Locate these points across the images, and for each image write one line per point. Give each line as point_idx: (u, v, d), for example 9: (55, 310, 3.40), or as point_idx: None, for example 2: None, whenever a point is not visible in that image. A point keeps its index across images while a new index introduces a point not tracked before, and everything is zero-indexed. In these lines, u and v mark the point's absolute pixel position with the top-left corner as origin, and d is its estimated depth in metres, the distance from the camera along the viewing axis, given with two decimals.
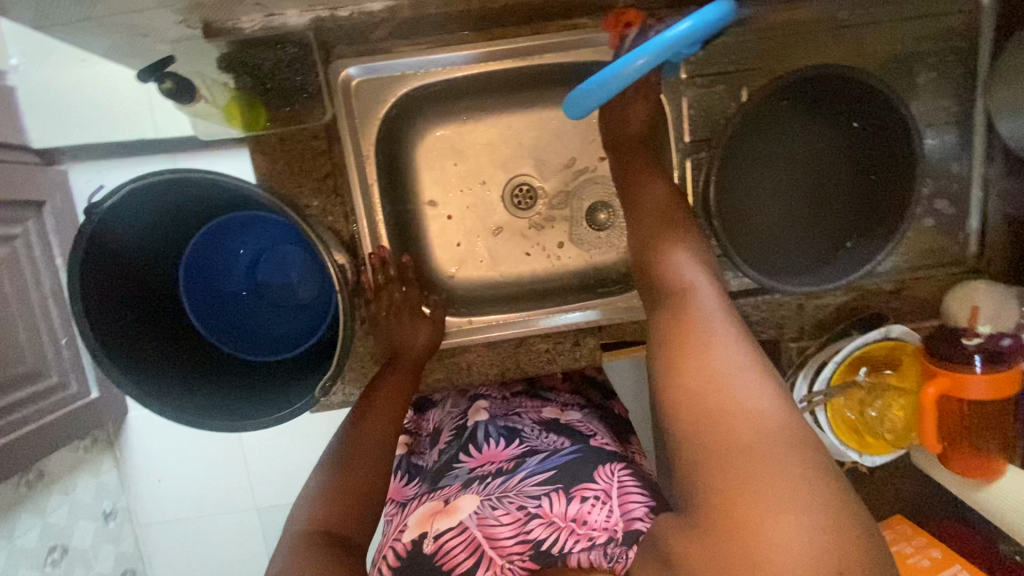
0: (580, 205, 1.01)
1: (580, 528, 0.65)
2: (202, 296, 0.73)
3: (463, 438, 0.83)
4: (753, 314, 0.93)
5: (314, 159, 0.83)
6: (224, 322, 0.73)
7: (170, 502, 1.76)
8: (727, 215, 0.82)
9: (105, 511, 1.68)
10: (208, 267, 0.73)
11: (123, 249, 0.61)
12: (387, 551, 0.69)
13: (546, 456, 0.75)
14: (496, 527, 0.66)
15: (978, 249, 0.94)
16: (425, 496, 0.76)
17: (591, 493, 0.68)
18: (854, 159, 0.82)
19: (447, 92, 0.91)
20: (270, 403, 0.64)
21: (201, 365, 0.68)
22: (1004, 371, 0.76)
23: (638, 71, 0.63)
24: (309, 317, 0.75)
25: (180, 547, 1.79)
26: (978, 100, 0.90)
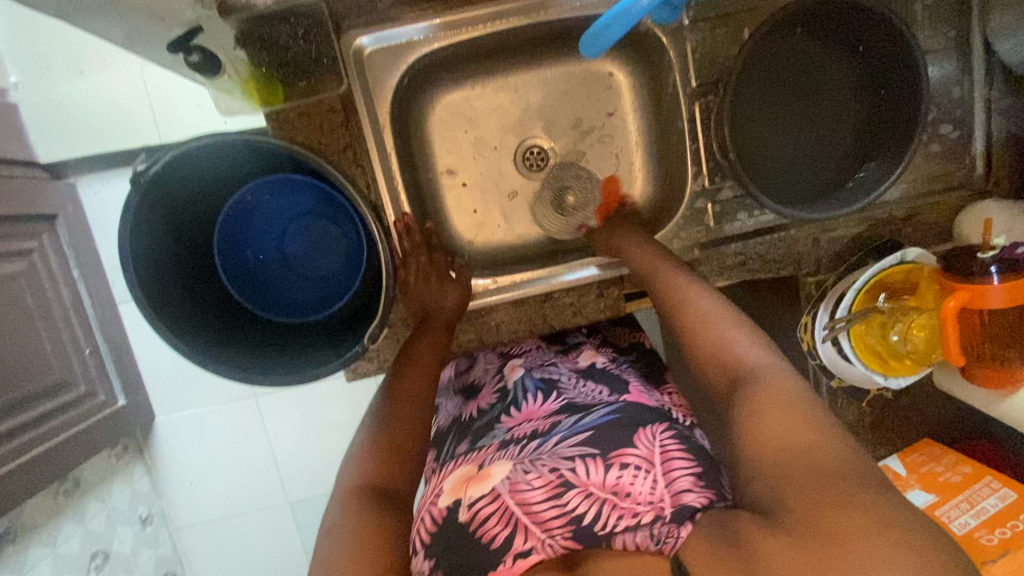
0: (591, 161, 1.03)
1: (624, 502, 0.63)
2: (231, 265, 0.73)
3: (500, 398, 0.85)
4: (771, 252, 0.96)
5: (332, 131, 0.84)
6: (255, 290, 0.74)
7: (203, 504, 1.78)
8: (741, 153, 0.84)
9: (141, 517, 1.71)
10: (237, 236, 0.73)
11: (169, 220, 0.63)
12: (424, 516, 0.72)
13: (581, 418, 0.73)
14: (529, 492, 0.65)
15: (984, 171, 0.96)
16: (459, 460, 0.77)
17: (631, 462, 0.65)
18: (864, 90, 0.84)
19: (454, 59, 0.93)
20: (318, 360, 0.65)
21: (249, 334, 0.69)
22: (1021, 278, 0.78)
23: (647, 7, 0.65)
24: (336, 282, 0.75)
25: (217, 547, 1.82)
26: (975, 24, 0.92)
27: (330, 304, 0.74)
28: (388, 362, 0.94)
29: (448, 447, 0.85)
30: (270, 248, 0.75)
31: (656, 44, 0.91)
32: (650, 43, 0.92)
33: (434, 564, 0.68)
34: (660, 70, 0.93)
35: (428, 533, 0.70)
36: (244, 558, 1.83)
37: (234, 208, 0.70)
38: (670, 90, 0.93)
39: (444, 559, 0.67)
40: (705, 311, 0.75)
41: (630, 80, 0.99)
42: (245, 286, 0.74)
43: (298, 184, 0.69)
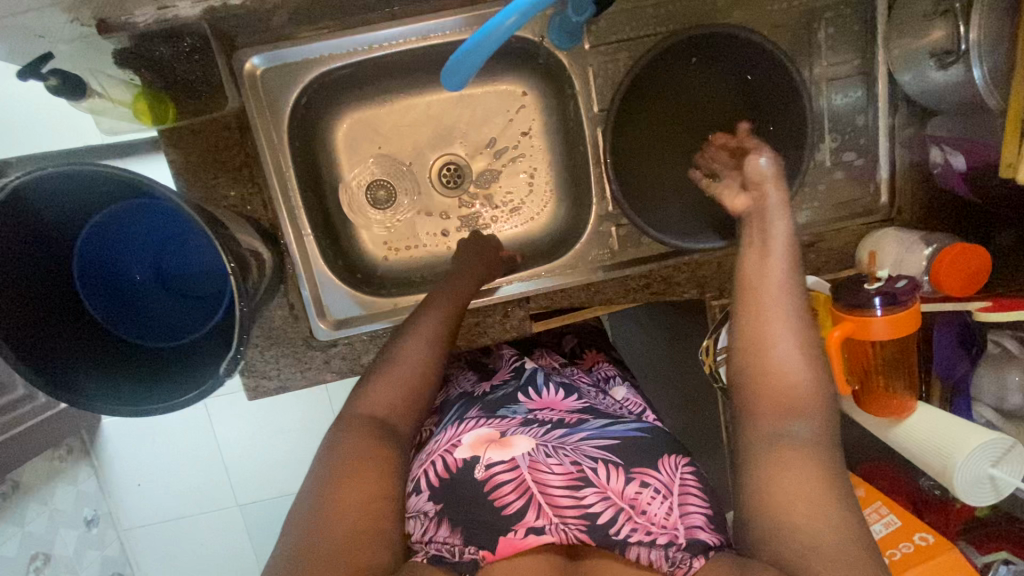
0: (505, 179, 1.03)
1: (639, 517, 0.60)
2: (97, 285, 0.73)
3: (522, 380, 0.83)
4: (675, 275, 0.97)
5: (227, 149, 0.85)
6: (121, 311, 0.74)
7: (151, 507, 1.63)
8: (626, 177, 0.87)
9: (86, 519, 1.56)
10: (102, 255, 0.72)
11: (18, 240, 0.61)
12: (437, 460, 0.66)
13: (607, 424, 0.71)
14: (547, 474, 0.62)
15: (888, 199, 0.98)
16: (478, 419, 0.72)
17: (652, 483, 0.63)
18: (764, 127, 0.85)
19: (360, 76, 0.92)
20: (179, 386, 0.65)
21: (115, 354, 0.69)
22: (902, 312, 0.80)
23: (510, 31, 0.63)
24: (204, 307, 0.76)
25: (168, 555, 1.68)
26: (878, 53, 0.92)
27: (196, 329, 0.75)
28: (290, 380, 0.94)
29: (455, 411, 0.78)
30: (141, 269, 0.75)
31: (560, 67, 0.90)
32: (556, 65, 0.92)
33: (439, 513, 0.62)
34: (567, 93, 0.93)
35: (438, 478, 0.64)
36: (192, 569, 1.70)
37: (95, 229, 0.70)
38: (576, 113, 0.92)
39: (449, 515, 0.62)
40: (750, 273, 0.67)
41: (541, 101, 0.99)
42: (108, 308, 0.72)
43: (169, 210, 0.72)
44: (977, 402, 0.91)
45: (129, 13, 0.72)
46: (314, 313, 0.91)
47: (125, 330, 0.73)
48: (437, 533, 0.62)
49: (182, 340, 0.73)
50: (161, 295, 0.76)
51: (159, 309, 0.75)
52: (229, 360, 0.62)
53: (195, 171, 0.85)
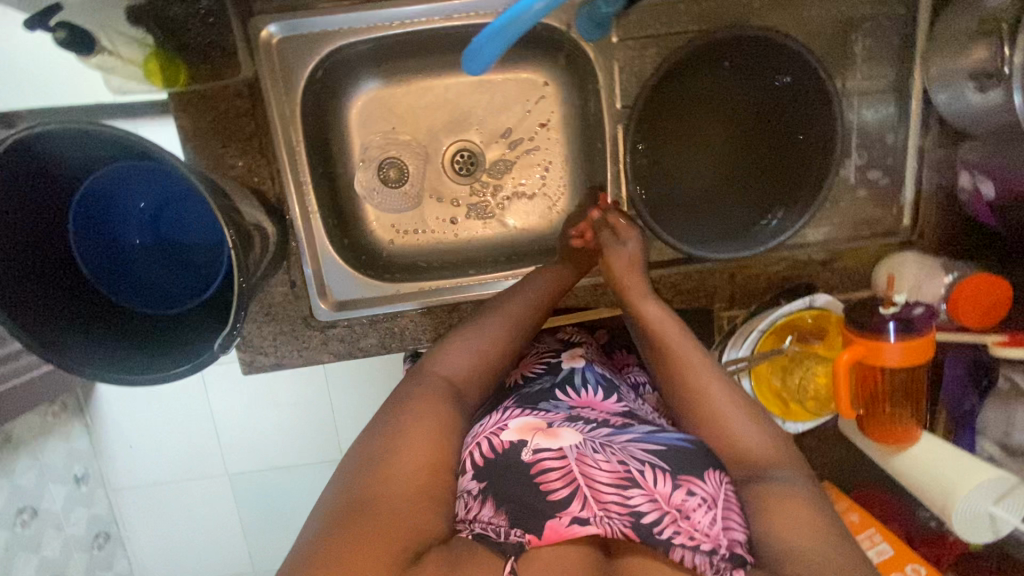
0: (519, 171, 1.00)
1: (684, 522, 0.58)
2: (95, 248, 0.71)
3: (559, 377, 0.81)
4: (684, 282, 0.95)
5: (237, 118, 0.82)
6: (118, 276, 0.72)
7: (143, 469, 1.57)
8: (646, 182, 0.84)
9: (76, 476, 1.50)
10: (98, 215, 0.70)
11: (14, 193, 0.59)
12: (482, 441, 0.67)
13: (653, 429, 0.70)
14: (595, 469, 0.61)
15: (911, 222, 0.94)
16: (520, 409, 0.73)
17: (698, 492, 0.60)
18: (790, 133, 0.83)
19: (378, 53, 0.89)
20: (173, 356, 0.64)
21: (109, 317, 0.68)
22: (916, 339, 0.78)
23: (538, 16, 0.60)
24: (203, 274, 0.74)
25: (159, 522, 1.62)
26: (915, 70, 0.89)
27: (196, 296, 0.73)
28: (287, 358, 0.93)
29: (490, 403, 0.79)
30: (135, 233, 0.73)
31: (585, 59, 0.88)
32: (581, 57, 0.89)
33: (482, 493, 0.63)
34: (590, 86, 0.90)
35: (482, 458, 0.65)
36: (180, 538, 1.64)
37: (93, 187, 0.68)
38: (597, 108, 0.90)
39: (492, 495, 0.62)
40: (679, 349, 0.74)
41: (562, 93, 0.96)
42: (99, 269, 0.71)
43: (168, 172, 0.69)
44: (981, 436, 0.89)
45: None
46: (316, 294, 0.91)
47: (116, 294, 0.71)
48: (482, 512, 0.62)
49: (177, 307, 0.73)
50: (155, 261, 0.74)
51: (152, 274, 0.74)
52: (225, 336, 0.61)
53: (204, 138, 0.82)
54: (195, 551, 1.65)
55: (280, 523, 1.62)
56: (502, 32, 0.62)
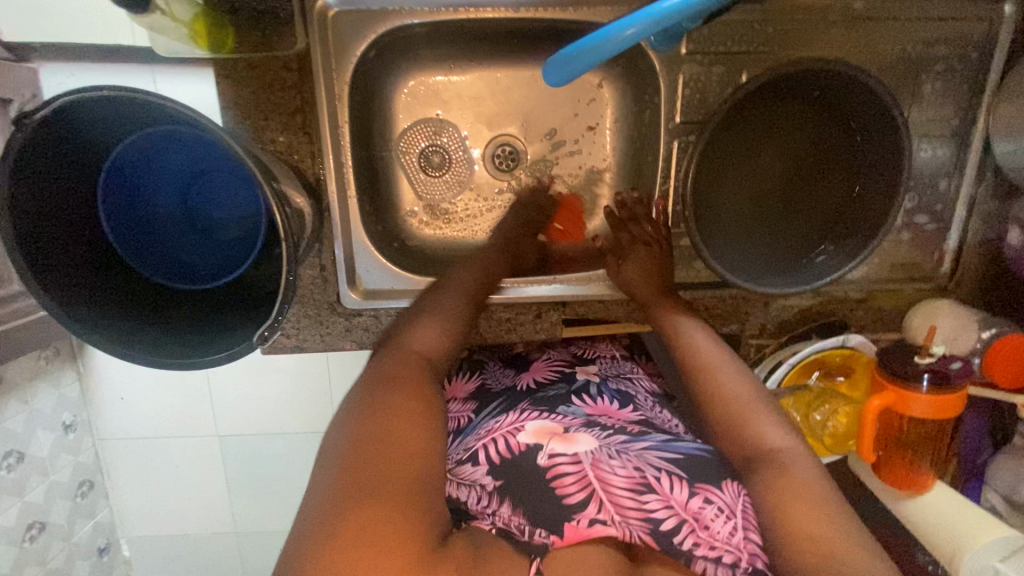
0: (562, 173, 0.97)
1: (703, 533, 0.57)
2: (122, 216, 0.65)
3: (574, 386, 0.80)
4: (717, 307, 0.94)
5: (282, 91, 0.79)
6: (144, 247, 0.67)
7: (136, 421, 1.48)
8: (700, 204, 0.81)
9: (65, 423, 1.40)
10: (130, 178, 0.65)
11: (47, 150, 0.55)
12: (497, 441, 0.66)
13: (669, 439, 0.68)
14: (611, 475, 0.59)
15: (950, 269, 0.94)
16: (535, 411, 0.72)
17: (716, 501, 0.59)
18: (846, 172, 0.81)
19: (435, 36, 0.85)
20: (202, 340, 0.61)
21: (136, 288, 0.65)
22: (950, 394, 0.78)
23: (629, 41, 0.60)
24: (233, 252, 0.70)
25: (147, 476, 1.54)
26: (980, 118, 0.87)
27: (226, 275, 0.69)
28: (307, 341, 0.90)
29: (498, 404, 0.76)
30: (167, 201, 0.68)
31: (649, 68, 0.85)
32: (643, 65, 0.86)
33: (498, 490, 0.61)
34: (649, 96, 0.87)
35: (498, 457, 0.64)
36: (169, 490, 1.55)
37: (127, 149, 0.63)
38: (654, 118, 0.87)
39: (508, 491, 0.60)
40: (711, 360, 0.77)
41: (616, 99, 0.93)
42: (127, 235, 0.66)
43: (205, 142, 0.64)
44: (988, 487, 0.91)
45: None
46: (345, 281, 0.87)
47: (145, 265, 0.67)
48: (500, 508, 0.60)
49: (207, 285, 0.69)
50: (188, 233, 0.70)
51: (183, 245, 0.69)
52: (268, 327, 0.58)
53: (245, 108, 0.79)
54: (178, 505, 1.57)
55: (270, 493, 1.55)
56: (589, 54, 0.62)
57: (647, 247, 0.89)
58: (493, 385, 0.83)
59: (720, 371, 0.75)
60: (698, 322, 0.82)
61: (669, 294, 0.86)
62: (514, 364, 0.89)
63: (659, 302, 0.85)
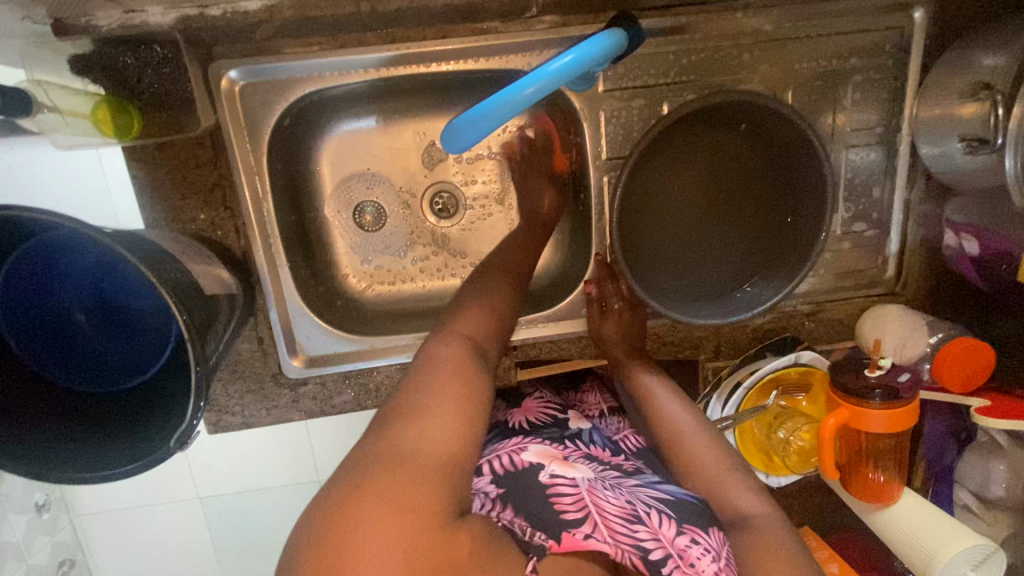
0: (499, 212, 0.96)
1: (688, 568, 0.56)
2: (28, 322, 0.63)
3: (567, 430, 0.78)
4: (669, 334, 0.94)
5: (198, 168, 0.78)
6: (54, 350, 0.64)
7: (112, 493, 1.40)
8: (630, 240, 0.80)
9: (37, 504, 1.32)
10: (33, 283, 0.62)
11: None
12: (502, 455, 0.67)
13: (658, 482, 0.69)
14: (605, 501, 0.59)
15: (895, 273, 0.94)
16: (535, 437, 0.73)
17: (701, 542, 0.59)
18: (770, 201, 0.81)
19: (353, 95, 0.84)
20: (102, 449, 0.59)
21: (23, 391, 0.61)
22: (901, 409, 0.77)
23: (528, 101, 0.60)
24: (147, 346, 0.67)
25: (128, 550, 1.45)
26: (904, 123, 0.88)
27: (140, 372, 0.66)
28: (254, 417, 0.88)
29: (492, 439, 0.76)
30: (76, 296, 0.65)
31: (570, 107, 0.85)
32: (566, 104, 0.86)
33: (501, 496, 0.61)
34: (574, 135, 0.87)
35: (502, 469, 0.65)
36: (154, 562, 1.48)
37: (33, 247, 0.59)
38: (582, 155, 0.87)
39: (511, 498, 0.60)
40: (670, 412, 0.77)
41: (544, 139, 0.92)
42: (33, 341, 0.63)
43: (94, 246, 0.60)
44: (959, 486, 0.90)
45: (90, 14, 0.67)
46: (285, 351, 0.85)
47: (40, 359, 0.63)
48: (502, 511, 0.58)
49: (122, 385, 0.66)
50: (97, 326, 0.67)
51: (91, 340, 0.67)
52: (181, 431, 0.56)
53: (160, 189, 0.77)
54: None
55: (257, 557, 1.47)
56: (484, 118, 0.61)
57: (598, 305, 0.88)
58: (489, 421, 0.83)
59: (677, 423, 0.76)
60: (656, 376, 0.82)
61: (624, 345, 0.87)
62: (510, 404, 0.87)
63: (614, 358, 0.87)
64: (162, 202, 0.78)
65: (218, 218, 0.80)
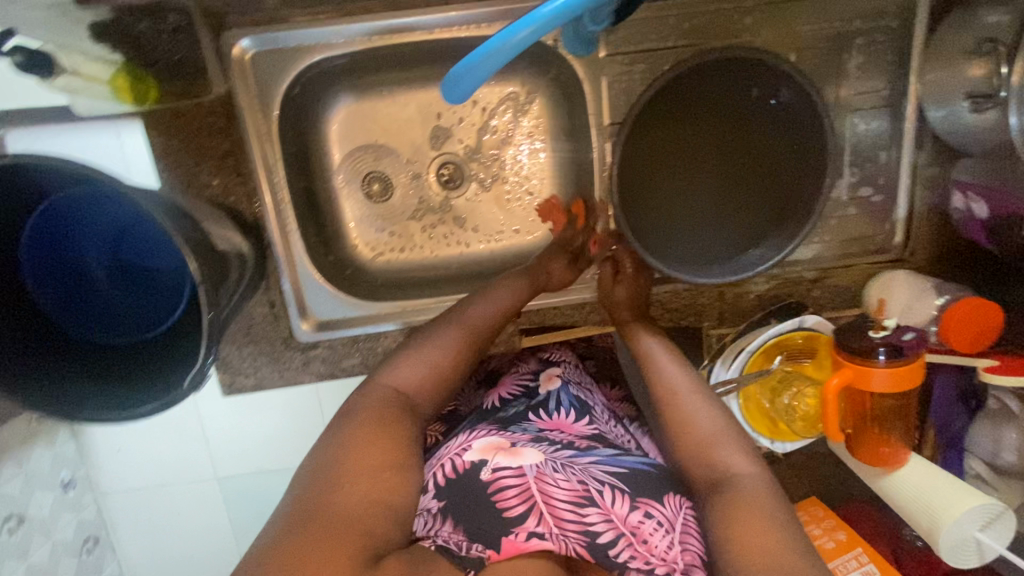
0: (503, 182, 0.97)
1: (640, 545, 0.60)
2: (52, 278, 0.67)
3: (534, 398, 0.80)
4: (673, 301, 0.95)
5: (211, 136, 0.81)
6: (74, 306, 0.68)
7: (137, 472, 1.43)
8: (633, 202, 0.81)
9: (63, 481, 1.35)
10: (58, 239, 0.66)
11: None
12: (445, 463, 0.67)
13: (617, 453, 0.71)
14: (553, 488, 0.61)
15: (903, 239, 0.94)
16: (491, 428, 0.73)
17: (655, 515, 0.62)
18: (771, 168, 0.82)
19: (360, 64, 0.87)
20: (130, 390, 0.62)
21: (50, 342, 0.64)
22: (905, 365, 0.77)
23: (524, 44, 0.60)
24: (164, 301, 0.70)
25: (153, 528, 1.48)
26: (910, 85, 0.87)
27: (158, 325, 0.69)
28: (267, 379, 0.91)
29: (461, 425, 0.78)
30: (99, 256, 0.69)
31: (572, 74, 0.86)
32: (569, 74, 0.87)
33: (442, 510, 0.63)
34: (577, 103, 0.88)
35: (445, 478, 0.65)
36: (176, 540, 1.50)
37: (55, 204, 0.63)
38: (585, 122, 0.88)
39: (452, 511, 0.62)
40: (671, 376, 0.78)
41: (547, 110, 0.94)
42: (56, 295, 0.67)
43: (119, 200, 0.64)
44: (969, 454, 0.89)
45: None
46: (296, 315, 0.88)
47: (64, 312, 0.67)
48: (441, 528, 0.62)
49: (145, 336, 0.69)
50: (112, 285, 0.70)
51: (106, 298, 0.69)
52: (198, 373, 0.59)
53: (176, 156, 0.81)
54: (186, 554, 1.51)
55: None
56: (480, 63, 0.62)
57: (612, 271, 0.88)
58: (463, 407, 0.85)
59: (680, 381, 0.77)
60: (656, 339, 0.83)
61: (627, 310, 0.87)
62: (485, 381, 0.89)
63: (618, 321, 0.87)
64: (178, 169, 0.81)
65: (229, 185, 0.83)
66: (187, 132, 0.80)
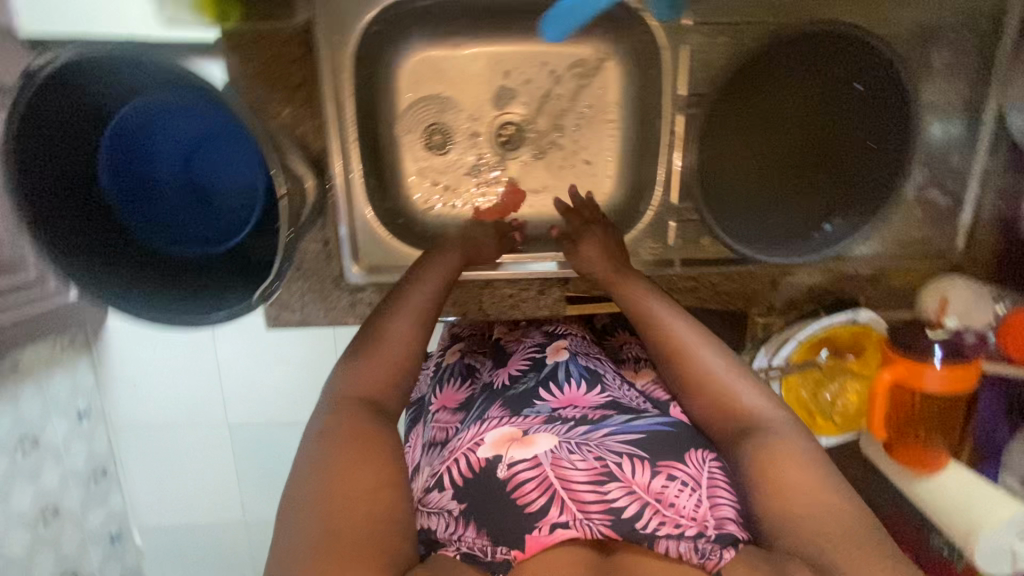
0: (563, 147, 0.97)
1: (666, 510, 0.56)
2: (123, 188, 0.68)
3: (544, 373, 0.79)
4: (725, 284, 0.92)
5: (286, 64, 0.80)
6: (143, 217, 0.69)
7: (146, 414, 1.34)
8: (711, 177, 0.85)
9: (77, 411, 1.28)
10: (131, 148, 0.69)
11: (54, 113, 0.58)
12: (459, 459, 0.62)
13: (629, 419, 0.67)
14: (570, 470, 0.58)
15: (965, 246, 0.92)
16: (499, 419, 0.69)
17: (679, 477, 0.59)
18: (854, 151, 0.84)
19: (439, 10, 0.86)
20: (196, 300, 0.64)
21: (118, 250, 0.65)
22: (962, 366, 0.77)
23: None
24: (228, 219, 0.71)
25: (157, 477, 1.40)
26: (994, 89, 0.85)
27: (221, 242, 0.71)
28: (312, 317, 0.91)
29: (477, 410, 0.75)
30: (167, 171, 0.71)
31: (652, 41, 0.85)
32: (648, 41, 0.86)
33: (462, 513, 0.59)
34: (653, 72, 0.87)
35: (460, 477, 0.61)
36: (177, 493, 1.42)
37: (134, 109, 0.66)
38: (659, 92, 0.87)
39: (473, 514, 0.58)
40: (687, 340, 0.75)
41: (618, 78, 0.93)
42: (128, 205, 0.68)
43: (198, 109, 0.67)
44: None
45: None
46: (349, 255, 0.88)
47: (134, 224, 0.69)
48: (465, 531, 0.58)
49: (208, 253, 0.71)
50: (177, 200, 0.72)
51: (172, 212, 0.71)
52: (263, 290, 0.61)
53: (248, 81, 0.80)
54: (185, 509, 1.43)
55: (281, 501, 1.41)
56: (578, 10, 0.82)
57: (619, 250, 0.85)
58: (477, 390, 0.82)
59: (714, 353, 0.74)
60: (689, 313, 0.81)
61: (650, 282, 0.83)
62: (495, 360, 0.88)
63: None
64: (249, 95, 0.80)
65: (297, 116, 0.82)
66: (264, 58, 0.79)
